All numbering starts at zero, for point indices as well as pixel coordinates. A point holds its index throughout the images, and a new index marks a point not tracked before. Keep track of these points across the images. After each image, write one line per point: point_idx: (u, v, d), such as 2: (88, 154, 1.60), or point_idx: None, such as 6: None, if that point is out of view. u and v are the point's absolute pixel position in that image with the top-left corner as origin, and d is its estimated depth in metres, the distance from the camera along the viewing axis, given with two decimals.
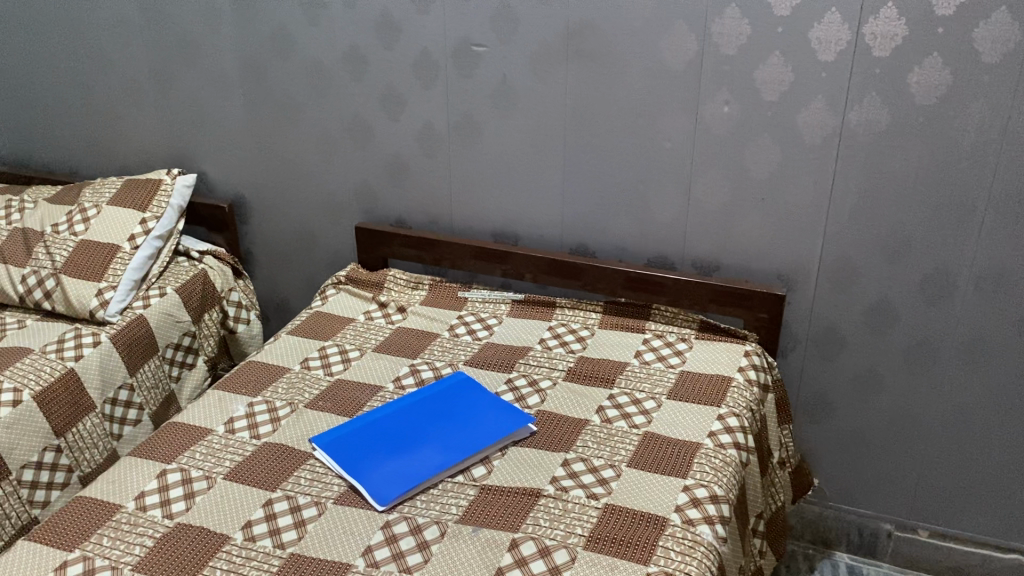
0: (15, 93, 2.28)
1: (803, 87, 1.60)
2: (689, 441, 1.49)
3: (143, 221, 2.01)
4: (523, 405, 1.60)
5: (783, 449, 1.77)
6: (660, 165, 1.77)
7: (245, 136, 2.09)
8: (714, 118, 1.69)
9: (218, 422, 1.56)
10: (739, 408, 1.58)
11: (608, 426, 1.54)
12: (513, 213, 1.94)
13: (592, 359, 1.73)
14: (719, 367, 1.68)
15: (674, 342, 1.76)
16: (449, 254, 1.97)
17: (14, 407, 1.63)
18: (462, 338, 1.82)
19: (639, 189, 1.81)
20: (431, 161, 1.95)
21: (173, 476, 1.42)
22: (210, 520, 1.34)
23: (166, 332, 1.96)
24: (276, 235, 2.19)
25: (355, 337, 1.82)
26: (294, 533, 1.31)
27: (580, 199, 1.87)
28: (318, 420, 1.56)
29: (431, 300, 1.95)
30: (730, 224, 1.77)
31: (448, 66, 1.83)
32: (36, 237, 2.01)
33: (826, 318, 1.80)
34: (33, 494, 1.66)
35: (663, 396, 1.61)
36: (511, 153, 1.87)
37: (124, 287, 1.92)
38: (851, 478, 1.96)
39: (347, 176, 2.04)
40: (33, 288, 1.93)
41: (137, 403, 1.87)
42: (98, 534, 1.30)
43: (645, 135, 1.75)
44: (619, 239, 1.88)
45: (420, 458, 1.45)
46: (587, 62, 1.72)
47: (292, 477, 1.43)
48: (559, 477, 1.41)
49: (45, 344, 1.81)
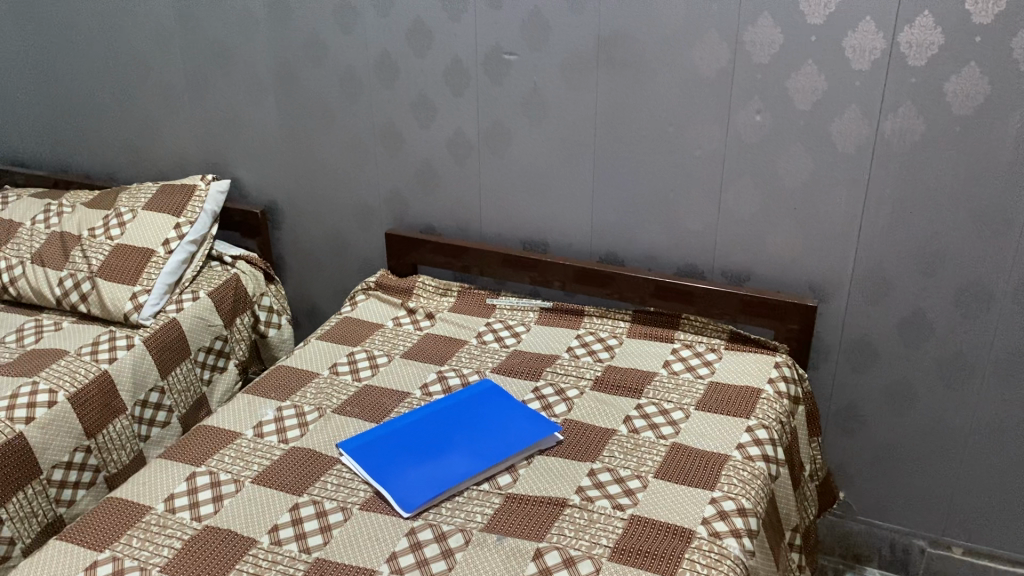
0: (56, 98, 2.32)
1: (836, 96, 1.59)
2: (718, 452, 1.48)
3: (178, 226, 2.04)
4: (550, 414, 1.60)
5: (813, 462, 1.75)
6: (691, 174, 1.76)
7: (278, 142, 2.11)
8: (746, 127, 1.67)
9: (247, 426, 1.57)
10: (769, 420, 1.56)
11: (635, 437, 1.53)
12: (543, 220, 1.94)
13: (620, 368, 1.72)
14: (748, 379, 1.66)
15: (703, 352, 1.75)
16: (478, 261, 1.97)
17: (48, 407, 1.66)
18: (490, 345, 1.82)
19: (669, 198, 1.80)
20: (461, 168, 1.95)
21: (202, 479, 1.44)
22: (238, 524, 1.35)
23: (198, 336, 1.98)
24: (307, 241, 2.21)
25: (384, 343, 1.83)
26: (320, 538, 1.32)
27: (610, 207, 1.86)
28: (346, 426, 1.57)
29: (460, 307, 1.95)
30: (761, 234, 1.76)
31: (478, 73, 1.83)
32: (74, 240, 2.04)
33: (858, 330, 1.78)
34: (60, 493, 1.68)
35: (691, 407, 1.60)
36: (540, 161, 1.87)
37: (158, 291, 1.95)
38: (883, 493, 1.93)
39: (377, 183, 2.05)
40: (70, 290, 1.96)
41: (166, 406, 1.89)
42: (128, 535, 1.32)
43: (675, 143, 1.74)
44: (648, 247, 1.87)
45: (447, 464, 1.46)
46: (617, 70, 1.71)
47: (318, 482, 1.44)
48: (585, 487, 1.41)
49: (80, 346, 1.84)
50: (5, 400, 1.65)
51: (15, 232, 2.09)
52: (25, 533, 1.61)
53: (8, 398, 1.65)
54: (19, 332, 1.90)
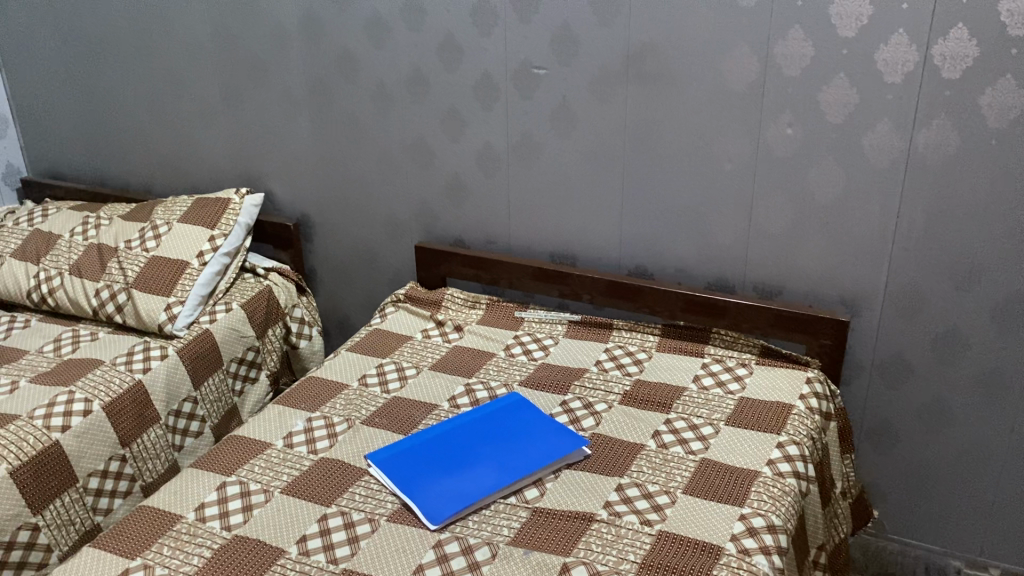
0: (95, 113, 2.37)
1: (868, 109, 1.57)
2: (747, 468, 1.47)
3: (212, 238, 2.07)
4: (578, 428, 1.59)
5: (845, 479, 1.73)
6: (721, 187, 1.75)
7: (311, 156, 2.14)
8: (776, 141, 1.66)
9: (277, 436, 1.59)
10: (799, 436, 1.54)
11: (664, 452, 1.52)
12: (572, 234, 1.94)
13: (648, 383, 1.71)
14: (779, 394, 1.65)
15: (734, 367, 1.73)
16: (507, 274, 1.98)
17: (84, 416, 1.69)
18: (518, 358, 1.82)
19: (699, 211, 1.79)
20: (490, 182, 1.96)
21: (233, 488, 1.45)
22: (267, 534, 1.36)
23: (231, 347, 2.00)
24: (338, 253, 2.23)
25: (412, 355, 1.84)
26: (348, 549, 1.32)
27: (639, 221, 1.86)
28: (374, 437, 1.58)
29: (488, 320, 1.96)
30: (793, 248, 1.74)
31: (508, 88, 1.84)
32: (110, 252, 2.08)
33: (891, 345, 1.75)
34: (98, 502, 1.70)
35: (720, 422, 1.59)
36: (570, 174, 1.87)
37: (191, 302, 1.98)
38: (917, 512, 1.89)
39: (408, 196, 2.07)
40: (106, 301, 1.99)
41: (199, 416, 1.92)
42: (159, 543, 1.34)
43: (706, 157, 1.73)
44: (678, 261, 1.86)
45: (475, 477, 1.46)
46: (647, 83, 1.71)
47: (346, 493, 1.44)
48: (612, 502, 1.40)
49: (115, 356, 1.87)
50: (42, 409, 1.68)
51: (54, 243, 2.13)
52: (62, 541, 1.63)
53: (45, 407, 1.68)
54: (57, 342, 1.94)
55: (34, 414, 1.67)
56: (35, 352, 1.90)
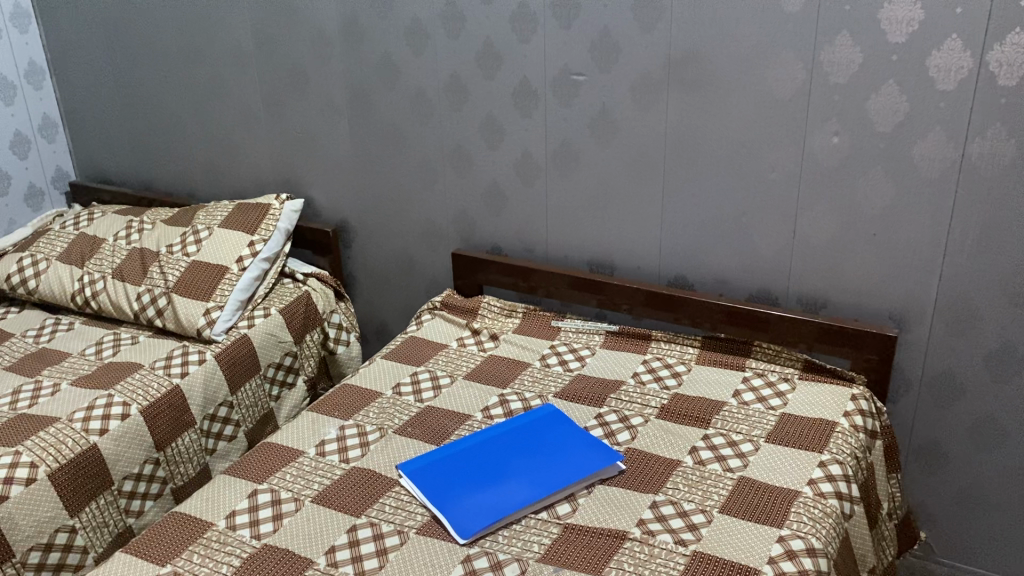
0: (141, 118, 2.40)
1: (919, 117, 1.51)
2: (788, 488, 1.42)
3: (251, 243, 2.08)
4: (613, 442, 1.56)
5: (891, 500, 1.67)
6: (764, 197, 1.70)
7: (350, 162, 2.14)
8: (823, 150, 1.61)
9: (310, 444, 1.58)
10: (842, 455, 1.49)
11: (701, 469, 1.48)
12: (611, 243, 1.91)
13: (686, 397, 1.67)
14: (822, 411, 1.60)
15: (776, 382, 1.69)
16: (544, 282, 1.95)
17: (122, 420, 1.71)
18: (554, 368, 1.79)
19: (742, 222, 1.74)
20: (528, 190, 1.94)
21: (264, 496, 1.45)
22: (296, 544, 1.35)
23: (269, 352, 2.02)
24: (377, 260, 2.23)
25: (447, 364, 1.82)
26: (376, 561, 1.31)
27: (680, 231, 1.82)
28: (406, 447, 1.57)
29: (524, 329, 1.93)
30: (839, 260, 1.69)
31: (548, 95, 1.82)
32: (152, 256, 2.09)
33: (941, 362, 1.69)
34: (130, 503, 1.72)
35: (761, 439, 1.54)
36: (609, 182, 1.84)
37: (230, 307, 1.99)
38: (969, 536, 1.82)
39: (445, 204, 2.05)
40: (147, 305, 2.01)
41: (235, 420, 1.93)
42: (189, 551, 1.34)
43: (749, 166, 1.69)
44: (720, 272, 1.82)
45: (506, 492, 1.43)
46: (689, 90, 1.68)
47: (376, 504, 1.43)
48: (646, 520, 1.37)
49: (155, 360, 1.89)
50: (81, 412, 1.70)
51: (98, 247, 2.16)
52: (96, 543, 1.65)
53: (84, 410, 1.70)
54: (98, 346, 1.96)
55: (73, 417, 1.69)
56: (77, 355, 1.92)
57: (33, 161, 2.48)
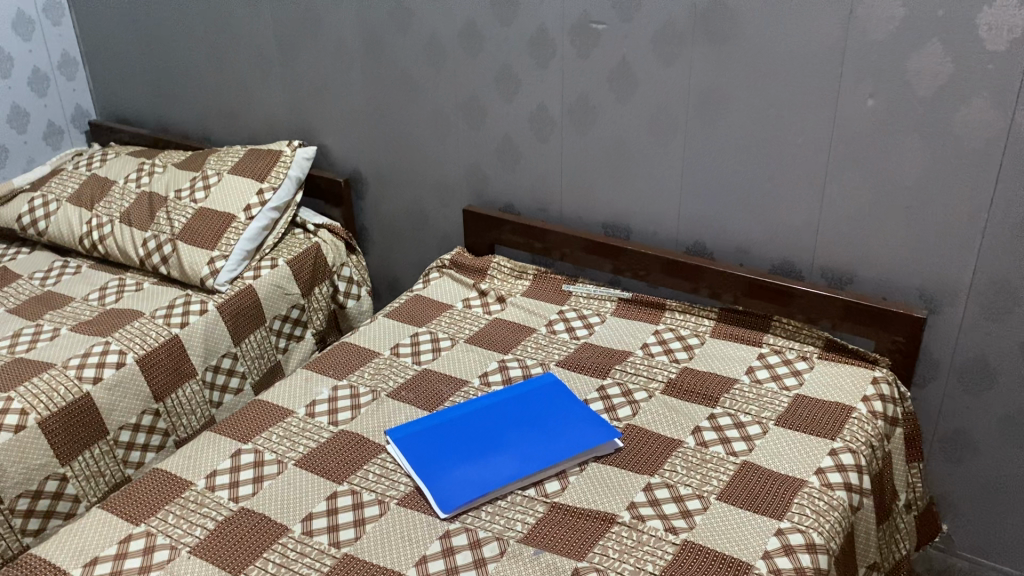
0: (157, 57, 2.34)
1: (964, 81, 1.38)
2: (793, 477, 1.34)
3: (260, 192, 2.02)
4: (612, 417, 1.48)
5: (910, 490, 1.57)
6: (791, 163, 1.58)
7: (363, 110, 2.05)
8: (856, 113, 1.49)
9: (300, 404, 1.53)
10: (856, 444, 1.40)
11: (702, 451, 1.40)
12: (627, 205, 1.81)
13: (697, 372, 1.58)
14: (840, 395, 1.50)
15: (793, 360, 1.59)
16: (557, 244, 1.86)
17: (117, 369, 1.68)
18: (560, 335, 1.71)
19: (765, 188, 1.63)
20: (543, 145, 1.84)
21: (247, 457, 1.41)
22: (273, 509, 1.31)
23: (275, 305, 1.97)
24: (389, 213, 2.15)
25: (450, 325, 1.75)
26: (352, 533, 1.27)
27: (700, 195, 1.71)
28: (398, 412, 1.51)
29: (534, 292, 1.85)
30: (868, 233, 1.57)
31: (565, 45, 1.71)
32: (161, 200, 2.05)
33: (973, 348, 1.57)
34: (129, 454, 1.70)
35: (770, 421, 1.45)
36: (627, 141, 1.73)
37: (236, 257, 1.94)
38: (992, 529, 1.72)
39: (458, 157, 1.97)
40: (152, 252, 1.97)
41: (239, 372, 1.90)
42: (165, 510, 1.31)
43: (775, 128, 1.57)
44: (741, 240, 1.71)
45: (494, 465, 1.37)
46: (714, 44, 1.55)
47: (360, 470, 1.38)
48: (637, 504, 1.29)
49: (156, 308, 1.85)
50: (77, 359, 1.68)
51: (108, 189, 2.12)
52: (90, 492, 1.63)
53: (80, 356, 1.68)
54: (102, 291, 1.93)
55: (68, 363, 1.67)
56: (80, 300, 1.90)
57: (52, 99, 2.45)
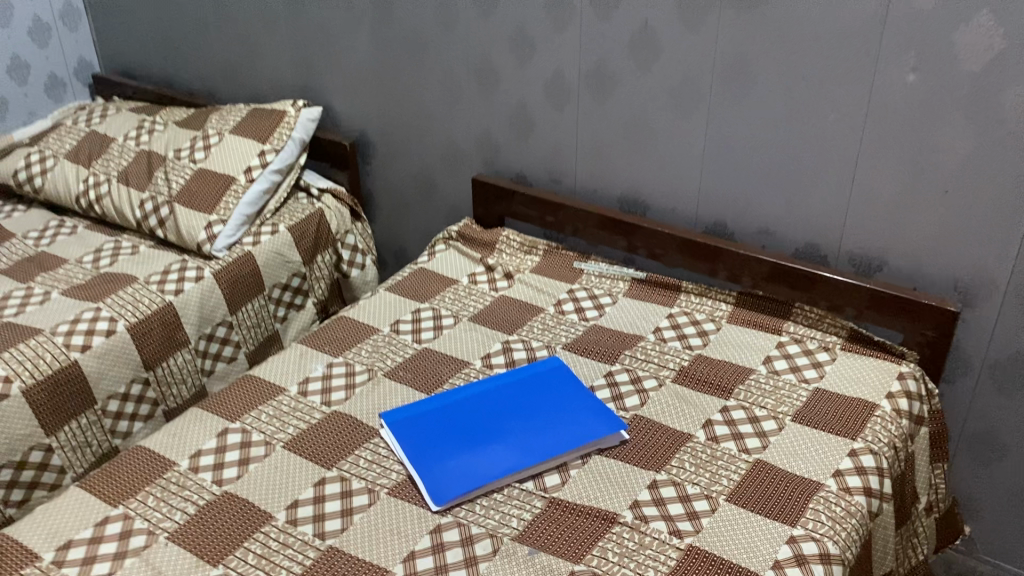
0: (161, 9, 2.25)
1: (1016, 57, 1.26)
2: (808, 479, 1.25)
3: (262, 153, 1.94)
4: (619, 407, 1.40)
5: (932, 492, 1.48)
6: (822, 140, 1.48)
7: (371, 71, 1.96)
8: (895, 89, 1.37)
9: (293, 381, 1.47)
10: (878, 445, 1.31)
11: (713, 447, 1.31)
12: (645, 180, 1.71)
13: (711, 360, 1.50)
14: (862, 391, 1.41)
15: (814, 351, 1.50)
16: (570, 219, 1.77)
17: (106, 337, 1.62)
18: (569, 316, 1.63)
19: (793, 166, 1.53)
20: (558, 113, 1.74)
21: (233, 437, 1.35)
22: (257, 495, 1.25)
23: (274, 272, 1.90)
24: (397, 179, 2.07)
25: (454, 302, 1.67)
26: (338, 524, 1.20)
27: (723, 172, 1.61)
28: (394, 394, 1.44)
29: (543, 269, 1.76)
30: (901, 218, 1.47)
31: (584, 6, 1.59)
32: (160, 160, 1.97)
33: (1009, 344, 1.47)
34: (117, 424, 1.65)
35: (786, 417, 1.37)
36: (647, 111, 1.63)
37: (234, 222, 1.86)
38: (1017, 533, 1.64)
39: (469, 123, 1.87)
40: (149, 214, 1.89)
41: (234, 341, 1.83)
42: (145, 492, 1.25)
43: (807, 102, 1.46)
44: (765, 221, 1.61)
45: (492, 455, 1.29)
46: (744, 9, 1.44)
47: (351, 456, 1.32)
48: (641, 503, 1.22)
49: (150, 274, 1.78)
50: (66, 325, 1.62)
51: (107, 147, 2.04)
52: (76, 463, 1.58)
53: (69, 323, 1.62)
54: (97, 253, 1.86)
55: (56, 330, 1.61)
56: (74, 263, 1.83)
57: (54, 50, 2.37)
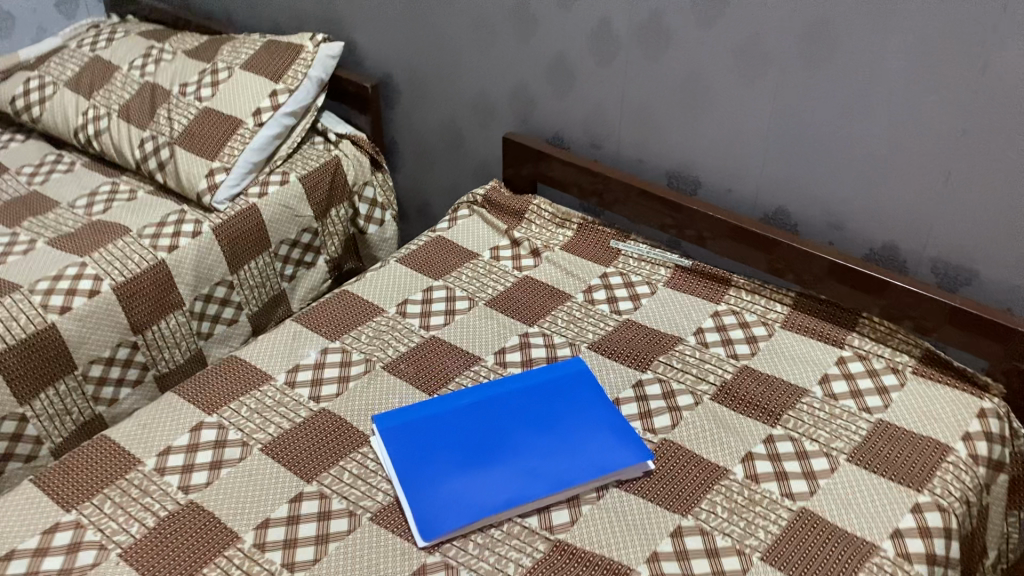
0: None
1: None
2: (863, 539, 1.06)
3: (274, 94, 1.74)
4: (646, 428, 1.21)
5: (1003, 543, 1.28)
6: (914, 126, 1.23)
7: (397, 5, 1.73)
8: (1014, 73, 1.12)
9: (281, 369, 1.31)
10: (948, 501, 1.11)
11: (751, 488, 1.13)
12: (698, 154, 1.48)
13: (758, 375, 1.30)
14: (934, 428, 1.20)
15: (880, 372, 1.29)
16: (609, 191, 1.56)
17: (89, 298, 1.47)
18: (599, 306, 1.43)
19: (875, 153, 1.29)
20: (602, 69, 1.50)
21: (208, 434, 1.20)
22: (225, 508, 1.10)
23: (282, 228, 1.73)
24: (423, 128, 1.86)
25: (471, 281, 1.49)
26: (311, 553, 1.05)
27: (790, 152, 1.37)
28: (392, 391, 1.27)
29: (576, 247, 1.57)
30: (1001, 226, 1.23)
31: None
32: (163, 95, 1.79)
33: None
34: (100, 391, 1.52)
35: (840, 456, 1.17)
36: (707, 75, 1.39)
37: (239, 170, 1.69)
38: None
39: (503, 73, 1.65)
40: (149, 156, 1.73)
41: (235, 303, 1.68)
42: (102, 496, 1.12)
43: (900, 81, 1.21)
44: (834, 213, 1.38)
45: (494, 481, 1.13)
46: None
47: (335, 467, 1.16)
48: (661, 556, 1.04)
49: (144, 225, 1.63)
50: (46, 282, 1.47)
51: (110, 75, 1.87)
52: (54, 432, 1.47)
53: (49, 280, 1.48)
54: (91, 197, 1.71)
55: (35, 287, 1.46)
56: (65, 206, 1.68)
57: None
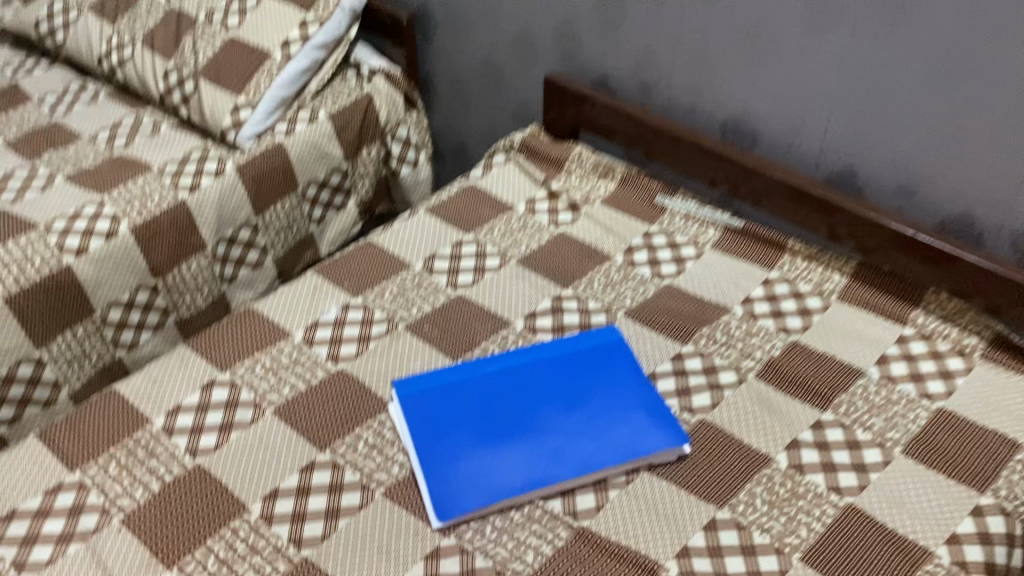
0: None
1: None
2: (916, 544, 0.97)
3: (303, 24, 1.63)
4: (684, 408, 1.13)
5: None
6: (1004, 84, 1.09)
7: None
8: None
9: (299, 325, 1.24)
10: (1013, 505, 1.00)
11: (794, 480, 1.03)
12: (757, 105, 1.35)
13: (810, 353, 1.19)
14: (1002, 422, 1.09)
15: (944, 354, 1.18)
16: (656, 142, 1.44)
17: (106, 240, 1.41)
18: (638, 269, 1.34)
19: (956, 113, 1.15)
20: (655, 8, 1.37)
21: (219, 394, 1.14)
22: (233, 476, 1.05)
23: (311, 168, 1.64)
24: (462, 64, 1.75)
25: (503, 236, 1.40)
26: (319, 529, 0.99)
27: (859, 107, 1.24)
28: (413, 354, 1.20)
29: (618, 201, 1.47)
30: None
31: None
32: (189, 23, 1.70)
33: None
34: (120, 335, 1.46)
35: (895, 448, 1.07)
36: (770, 18, 1.25)
37: (265, 107, 1.60)
38: None
39: (547, 8, 1.52)
40: (173, 89, 1.65)
41: (260, 246, 1.61)
42: (107, 456, 1.07)
43: (992, 32, 1.06)
44: (904, 176, 1.26)
45: (516, 459, 1.05)
46: None
47: (350, 435, 1.10)
48: (692, 552, 0.96)
49: (166, 163, 1.56)
50: (62, 222, 1.42)
51: None
52: (72, 377, 1.41)
53: (66, 220, 1.42)
54: (113, 130, 1.64)
55: (51, 227, 1.41)
56: (87, 140, 1.62)
57: None
